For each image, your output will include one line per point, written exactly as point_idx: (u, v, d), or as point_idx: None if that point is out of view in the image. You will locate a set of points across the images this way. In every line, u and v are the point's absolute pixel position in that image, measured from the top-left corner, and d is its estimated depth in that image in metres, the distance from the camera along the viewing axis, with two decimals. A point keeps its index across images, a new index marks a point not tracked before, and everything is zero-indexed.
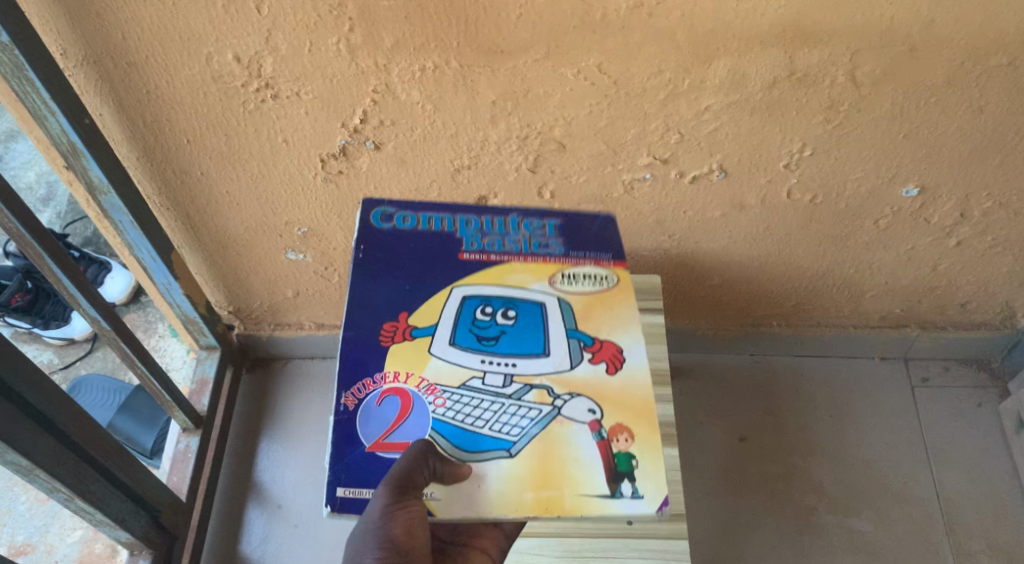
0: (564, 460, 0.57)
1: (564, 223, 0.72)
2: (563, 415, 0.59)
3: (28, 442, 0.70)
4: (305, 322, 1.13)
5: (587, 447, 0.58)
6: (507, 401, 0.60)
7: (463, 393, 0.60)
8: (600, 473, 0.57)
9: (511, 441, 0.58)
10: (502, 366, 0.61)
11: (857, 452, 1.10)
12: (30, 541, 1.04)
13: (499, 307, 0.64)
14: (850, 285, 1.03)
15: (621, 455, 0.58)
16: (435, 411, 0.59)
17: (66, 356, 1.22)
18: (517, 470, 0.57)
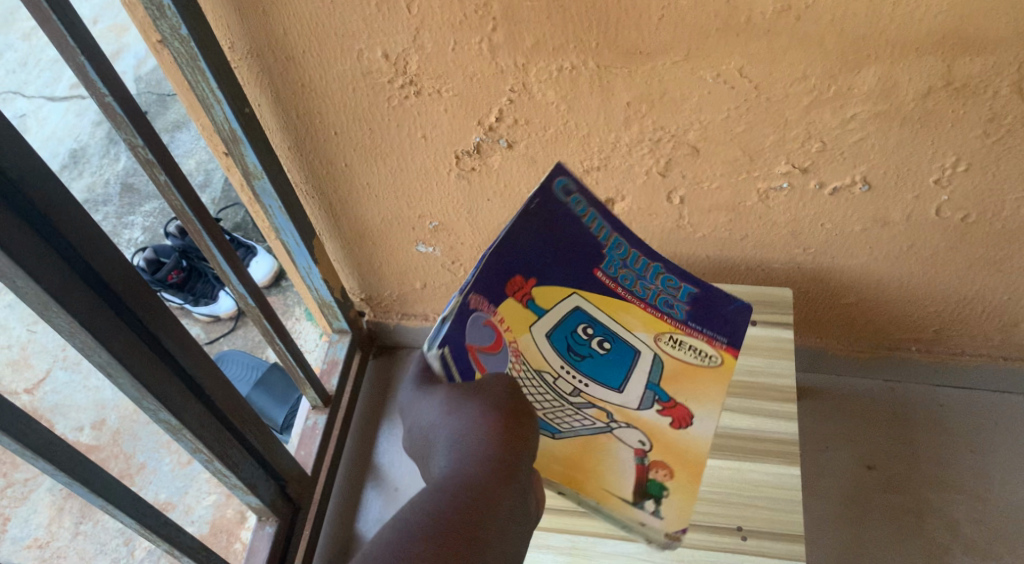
0: (603, 462, 0.61)
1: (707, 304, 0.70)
2: (614, 434, 0.63)
3: (178, 403, 0.76)
4: (430, 314, 1.16)
5: (624, 467, 0.62)
6: (570, 406, 0.62)
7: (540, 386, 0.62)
8: (628, 480, 0.61)
9: (557, 427, 0.62)
10: (575, 383, 0.63)
11: (999, 492, 1.01)
12: (171, 499, 1.12)
13: (597, 336, 0.65)
14: (1001, 313, 0.95)
15: (653, 484, 0.62)
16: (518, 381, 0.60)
17: (212, 332, 1.32)
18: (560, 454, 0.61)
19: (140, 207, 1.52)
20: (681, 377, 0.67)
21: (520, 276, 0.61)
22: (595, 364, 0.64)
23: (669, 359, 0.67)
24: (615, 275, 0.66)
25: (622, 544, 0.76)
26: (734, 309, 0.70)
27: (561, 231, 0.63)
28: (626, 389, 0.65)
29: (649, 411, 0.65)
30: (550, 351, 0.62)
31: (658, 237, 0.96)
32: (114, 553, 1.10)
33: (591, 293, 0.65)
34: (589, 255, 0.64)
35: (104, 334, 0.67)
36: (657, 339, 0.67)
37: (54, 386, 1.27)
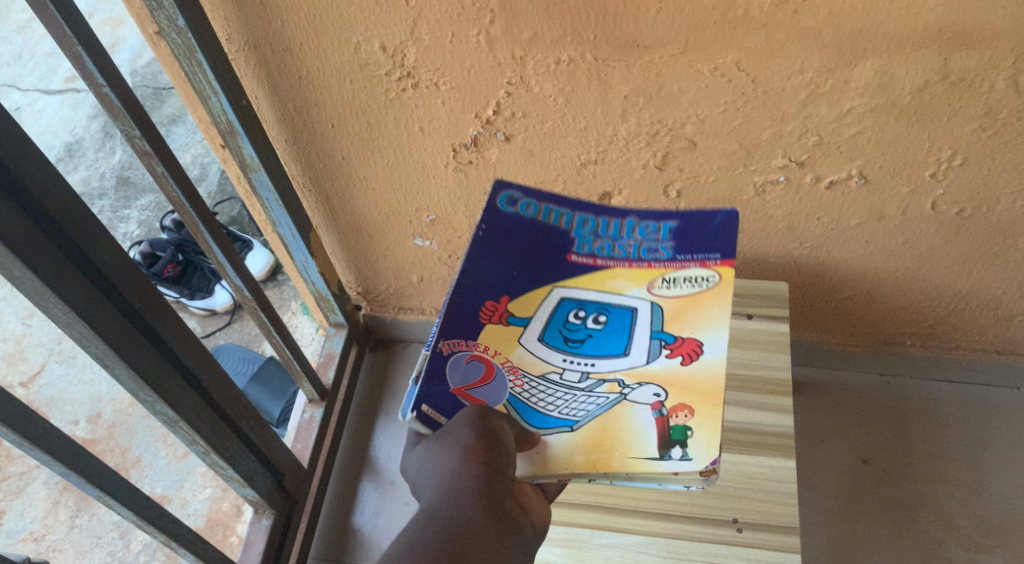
0: (620, 429, 0.57)
1: (683, 222, 0.66)
2: (627, 397, 0.58)
3: (175, 395, 0.76)
4: (427, 308, 1.16)
5: (642, 423, 0.57)
6: (579, 392, 0.58)
7: (543, 383, 0.58)
8: (652, 440, 0.56)
9: (574, 419, 0.57)
10: (581, 366, 0.59)
11: (993, 486, 1.02)
12: (167, 492, 1.12)
13: (592, 313, 0.62)
14: (996, 308, 0.96)
15: (675, 428, 0.57)
16: (513, 388, 0.58)
17: (208, 326, 1.31)
18: (578, 441, 0.56)
19: (136, 201, 1.52)
20: (681, 314, 0.62)
21: (489, 302, 0.62)
22: (596, 339, 0.61)
23: (668, 301, 0.62)
24: (590, 251, 0.65)
25: (618, 535, 0.76)
26: (719, 224, 0.66)
27: (512, 235, 0.65)
28: (633, 350, 0.60)
29: (659, 362, 0.60)
30: (545, 351, 0.60)
31: None
32: (110, 546, 1.10)
33: (571, 279, 0.64)
34: (555, 241, 0.65)
35: (101, 325, 0.66)
36: (650, 288, 0.63)
37: (49, 379, 1.26)
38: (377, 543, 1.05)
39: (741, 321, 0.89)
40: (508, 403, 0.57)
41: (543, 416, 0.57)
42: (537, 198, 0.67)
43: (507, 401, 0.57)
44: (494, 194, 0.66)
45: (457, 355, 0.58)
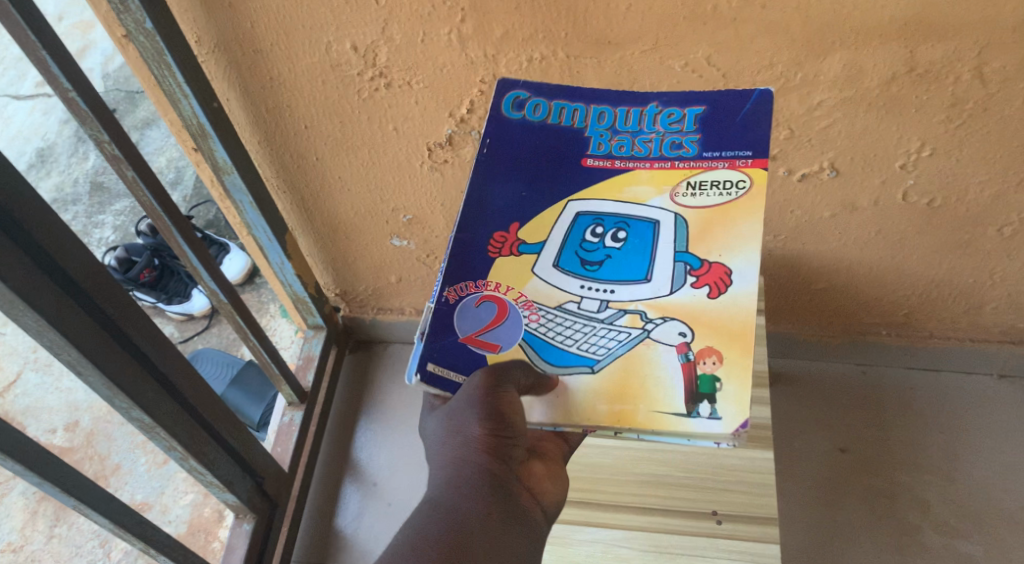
0: (646, 378, 0.53)
1: (706, 111, 0.60)
2: (651, 337, 0.54)
3: (151, 401, 0.75)
4: (406, 308, 1.16)
5: (669, 370, 0.53)
6: (599, 324, 0.55)
7: (561, 315, 0.55)
8: (680, 392, 0.53)
9: (596, 359, 0.54)
10: (601, 293, 0.56)
11: (969, 471, 1.03)
12: (147, 499, 1.12)
13: (610, 229, 0.58)
14: (968, 296, 0.97)
15: (704, 379, 0.53)
16: (530, 324, 0.55)
17: (186, 330, 1.30)
18: (599, 385, 0.53)
19: (111, 206, 1.50)
20: (709, 226, 0.56)
21: (498, 232, 0.59)
22: (616, 260, 0.57)
23: (692, 211, 0.57)
24: (608, 152, 0.60)
25: (600, 531, 0.76)
26: (747, 116, 0.59)
27: (519, 145, 0.61)
28: (656, 274, 0.56)
29: (683, 290, 0.55)
30: (561, 277, 0.57)
31: None
32: (90, 556, 1.09)
33: (588, 190, 0.59)
34: (569, 144, 0.61)
35: (72, 332, 0.66)
36: (674, 197, 0.58)
37: (25, 389, 1.24)
38: (360, 544, 1.05)
39: None
40: (524, 341, 0.55)
41: (561, 354, 0.54)
42: (548, 98, 0.63)
43: (523, 339, 0.55)
44: (501, 94, 0.63)
45: (467, 302, 0.56)
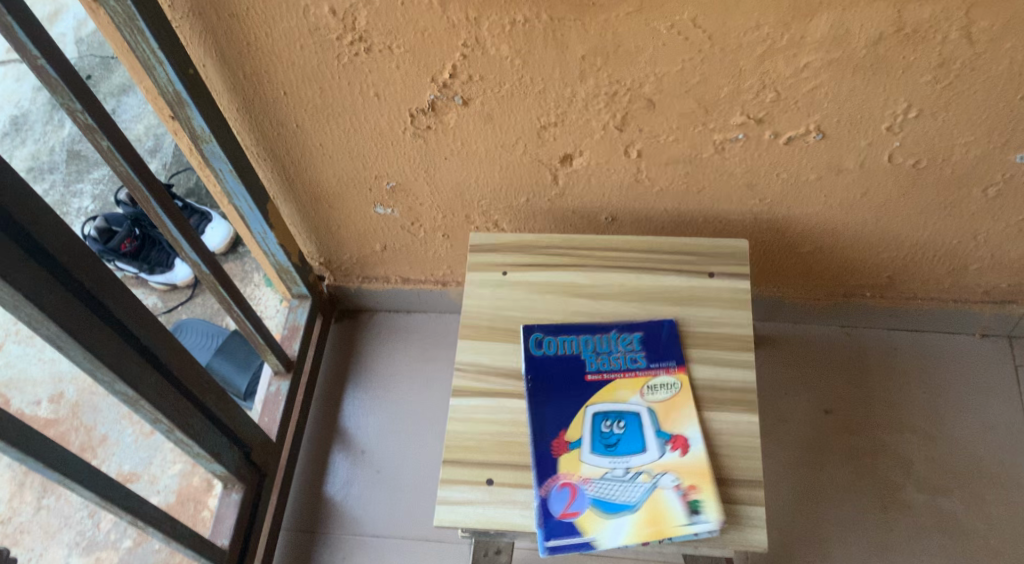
0: (657, 499, 0.72)
1: (644, 336, 0.84)
2: (655, 486, 0.73)
3: (134, 374, 0.75)
4: (391, 276, 1.15)
5: (673, 507, 0.72)
6: (626, 483, 0.73)
7: (609, 482, 0.73)
8: (680, 506, 0.72)
9: (631, 503, 0.72)
10: (620, 464, 0.75)
11: (950, 429, 1.05)
12: (135, 470, 1.12)
13: (613, 421, 0.77)
14: (952, 257, 0.98)
15: (692, 503, 0.72)
16: (591, 490, 0.73)
17: (169, 301, 1.29)
18: (630, 526, 0.70)
19: (89, 174, 1.48)
20: (668, 413, 0.78)
21: (553, 443, 0.76)
22: (623, 441, 0.76)
23: (658, 405, 0.79)
24: (599, 368, 0.82)
25: None
26: (669, 328, 0.84)
27: (549, 374, 0.81)
28: (650, 444, 0.76)
29: (666, 455, 0.75)
30: (596, 460, 0.75)
31: (617, 193, 0.95)
32: (80, 527, 1.08)
33: (596, 398, 0.79)
34: (574, 370, 0.82)
35: (50, 307, 0.65)
36: (643, 395, 0.79)
37: (6, 360, 1.23)
38: (350, 511, 1.06)
39: (704, 279, 0.88)
40: (591, 507, 0.72)
41: (611, 504, 0.72)
42: (555, 333, 0.85)
43: (591, 504, 0.72)
44: (526, 339, 0.84)
45: (551, 489, 0.73)
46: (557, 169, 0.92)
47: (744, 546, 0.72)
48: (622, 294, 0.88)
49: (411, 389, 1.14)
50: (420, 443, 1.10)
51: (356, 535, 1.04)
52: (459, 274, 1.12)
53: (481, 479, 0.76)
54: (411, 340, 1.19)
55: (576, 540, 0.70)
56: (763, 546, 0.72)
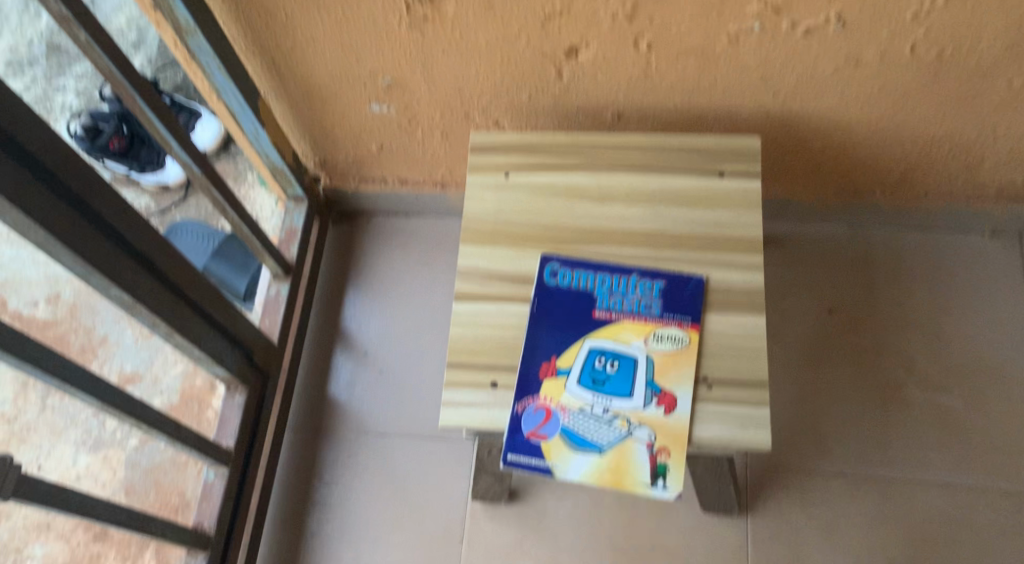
0: (626, 450, 0.70)
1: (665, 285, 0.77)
2: (627, 436, 0.71)
3: (129, 279, 0.73)
4: (389, 177, 1.12)
5: (640, 464, 0.69)
6: (603, 423, 0.71)
7: (582, 419, 0.72)
8: (646, 466, 0.69)
9: (601, 445, 0.70)
10: (600, 402, 0.72)
11: (955, 328, 1.05)
12: (137, 370, 1.12)
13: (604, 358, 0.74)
14: (968, 152, 0.95)
15: (659, 466, 0.69)
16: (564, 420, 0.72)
17: (162, 202, 1.25)
18: (594, 469, 0.69)
19: (70, 69, 1.37)
20: (667, 367, 0.73)
21: (542, 363, 0.75)
22: (609, 380, 0.73)
23: (658, 355, 0.74)
24: (608, 307, 0.77)
25: None
26: (696, 285, 0.77)
27: (557, 306, 0.77)
28: (636, 392, 0.72)
29: (648, 408, 0.72)
30: (578, 390, 0.73)
31: (625, 89, 0.90)
32: (86, 426, 1.08)
33: (596, 332, 0.76)
34: (582, 304, 0.77)
35: (35, 210, 0.62)
36: (646, 342, 0.75)
37: None
38: (354, 412, 1.07)
39: (713, 180, 0.82)
40: (561, 436, 0.71)
41: (582, 439, 0.71)
42: (573, 267, 0.79)
43: (561, 433, 0.71)
44: (541, 269, 0.80)
45: (527, 408, 0.73)
46: (562, 63, 0.87)
47: (747, 446, 0.70)
48: (630, 199, 0.82)
49: (412, 291, 1.13)
50: (422, 345, 1.10)
51: (361, 434, 1.06)
52: (459, 176, 1.09)
53: (485, 382, 0.76)
54: (411, 242, 1.17)
55: (537, 462, 0.70)
56: (765, 446, 0.70)
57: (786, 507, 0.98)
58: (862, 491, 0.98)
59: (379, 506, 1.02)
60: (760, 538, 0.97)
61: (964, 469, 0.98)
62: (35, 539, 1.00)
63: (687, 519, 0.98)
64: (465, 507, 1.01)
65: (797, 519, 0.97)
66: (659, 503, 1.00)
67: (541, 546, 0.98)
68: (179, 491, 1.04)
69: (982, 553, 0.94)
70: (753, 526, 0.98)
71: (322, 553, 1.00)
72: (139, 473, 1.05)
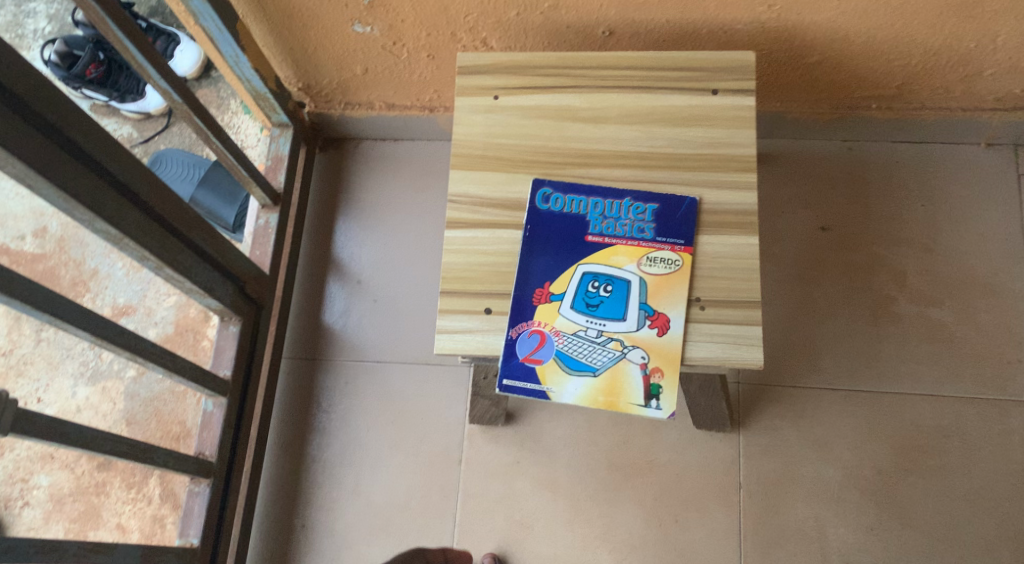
0: (621, 372, 0.71)
1: (659, 209, 0.76)
2: (622, 357, 0.71)
3: (113, 211, 0.71)
4: (375, 102, 1.09)
5: (635, 385, 0.70)
6: (598, 345, 0.72)
7: (577, 342, 0.72)
8: (641, 387, 0.70)
9: (596, 367, 0.71)
10: (594, 326, 0.73)
11: (947, 243, 1.05)
12: (130, 303, 1.12)
13: (598, 282, 0.74)
14: (967, 62, 0.93)
15: (653, 387, 0.70)
16: (558, 344, 0.72)
17: (145, 131, 1.21)
18: (589, 390, 0.71)
19: None
20: (660, 289, 0.73)
21: (536, 290, 0.75)
22: (603, 303, 0.73)
23: (652, 278, 0.74)
24: (601, 231, 0.76)
25: None
26: (690, 207, 0.76)
27: (549, 230, 0.77)
28: (630, 315, 0.73)
29: (642, 330, 0.72)
30: (572, 315, 0.73)
31: (616, 4, 0.86)
32: (82, 357, 1.08)
33: (589, 256, 0.75)
34: (574, 229, 0.77)
35: (10, 141, 0.60)
36: (640, 265, 0.75)
37: None
38: (349, 339, 1.08)
39: (706, 98, 0.80)
40: (556, 359, 0.72)
41: (576, 362, 0.72)
42: (566, 192, 0.78)
43: (556, 356, 0.72)
44: (533, 193, 0.78)
45: (521, 333, 0.73)
46: None
47: (739, 363, 0.71)
48: (623, 119, 0.80)
49: (404, 220, 1.12)
50: (414, 273, 1.10)
51: (357, 361, 1.07)
52: (447, 98, 1.06)
53: (479, 308, 0.75)
54: (400, 169, 1.15)
55: (532, 386, 0.71)
56: (758, 363, 0.71)
57: (777, 422, 1.00)
58: (852, 405, 1.00)
59: (378, 430, 1.04)
60: (752, 453, 0.99)
61: (952, 381, 1.00)
62: (41, 469, 1.03)
63: (681, 437, 1.01)
64: (463, 430, 1.03)
65: (788, 434, 1.00)
66: (653, 422, 1.02)
67: (538, 465, 1.01)
68: (179, 420, 1.05)
69: (966, 461, 0.97)
70: (744, 442, 1.00)
71: (324, 476, 1.03)
72: (138, 403, 1.06)
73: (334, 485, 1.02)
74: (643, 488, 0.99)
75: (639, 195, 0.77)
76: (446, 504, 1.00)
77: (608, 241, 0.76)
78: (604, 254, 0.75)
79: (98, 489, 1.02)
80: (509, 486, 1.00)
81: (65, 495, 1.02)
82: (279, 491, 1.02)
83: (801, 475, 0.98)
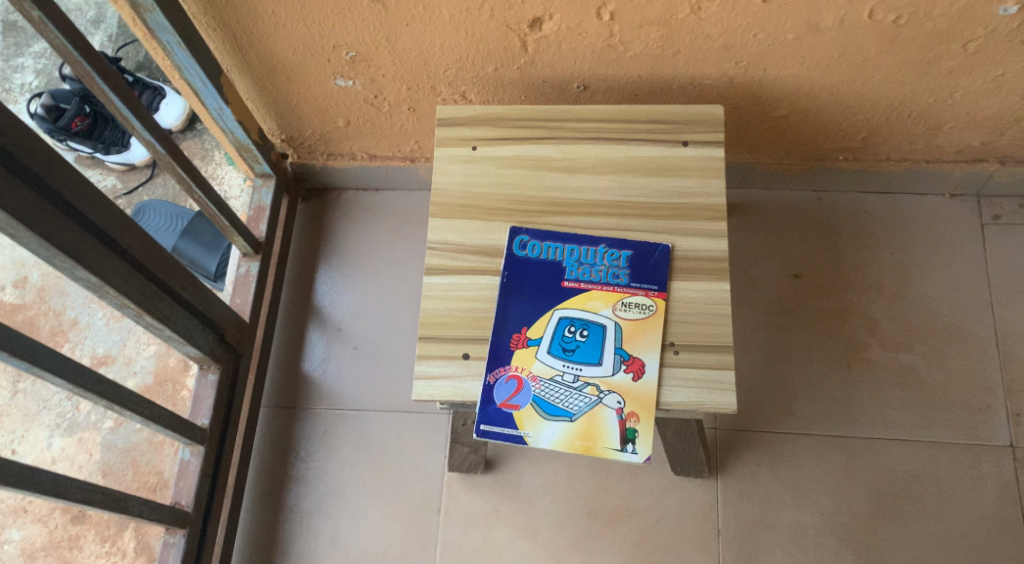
0: (596, 417, 0.71)
1: (633, 257, 0.78)
2: (598, 403, 0.72)
3: (95, 259, 0.72)
4: (357, 153, 1.12)
5: (610, 429, 0.71)
6: (575, 391, 0.73)
7: (554, 388, 0.73)
8: (616, 431, 0.71)
9: (573, 412, 0.72)
10: (570, 371, 0.74)
11: (915, 289, 1.07)
12: (110, 352, 1.12)
13: (574, 328, 0.75)
14: (927, 116, 0.97)
15: (628, 431, 0.71)
16: (535, 389, 0.73)
17: (129, 181, 1.23)
18: (565, 436, 0.71)
19: (28, 48, 1.33)
20: (635, 334, 0.75)
21: (513, 335, 0.76)
22: (580, 348, 0.74)
23: (627, 322, 0.75)
24: (577, 277, 0.78)
25: None
26: (663, 253, 0.78)
27: (526, 277, 0.78)
28: (606, 359, 0.74)
29: (617, 374, 0.73)
30: (549, 360, 0.74)
31: (590, 59, 0.90)
32: (59, 408, 1.07)
33: (565, 302, 0.77)
34: (551, 275, 0.78)
35: None
36: (615, 309, 0.76)
37: None
38: (329, 387, 1.08)
39: (678, 149, 0.83)
40: (533, 405, 0.72)
41: (553, 407, 0.72)
42: (542, 239, 0.80)
43: (533, 402, 0.73)
44: (510, 241, 0.80)
45: (498, 378, 0.74)
46: (526, 35, 0.86)
47: (714, 408, 0.72)
48: (597, 168, 0.83)
49: (385, 268, 1.14)
50: (395, 320, 1.11)
51: (337, 409, 1.07)
52: (428, 150, 1.09)
53: (456, 354, 0.76)
54: (382, 218, 1.17)
55: (509, 431, 0.72)
56: (732, 408, 0.72)
57: (755, 467, 1.01)
58: (828, 450, 1.01)
59: (356, 479, 1.03)
60: (730, 498, 1.00)
61: (925, 425, 1.01)
62: (13, 524, 1.01)
63: (660, 483, 1.01)
64: (442, 477, 1.03)
65: (766, 479, 1.00)
66: (633, 467, 1.02)
67: (517, 513, 1.00)
68: (156, 471, 1.04)
69: (942, 505, 0.97)
70: (723, 488, 1.00)
71: (301, 526, 1.01)
72: (114, 454, 1.05)
73: (312, 535, 1.01)
74: (623, 536, 0.99)
75: (614, 242, 0.79)
76: (425, 554, 0.99)
77: (584, 286, 0.77)
78: (581, 300, 0.77)
79: (71, 543, 1.00)
80: (487, 535, 1.00)
81: (37, 550, 0.99)
82: (255, 543, 1.01)
83: (780, 520, 0.98)
